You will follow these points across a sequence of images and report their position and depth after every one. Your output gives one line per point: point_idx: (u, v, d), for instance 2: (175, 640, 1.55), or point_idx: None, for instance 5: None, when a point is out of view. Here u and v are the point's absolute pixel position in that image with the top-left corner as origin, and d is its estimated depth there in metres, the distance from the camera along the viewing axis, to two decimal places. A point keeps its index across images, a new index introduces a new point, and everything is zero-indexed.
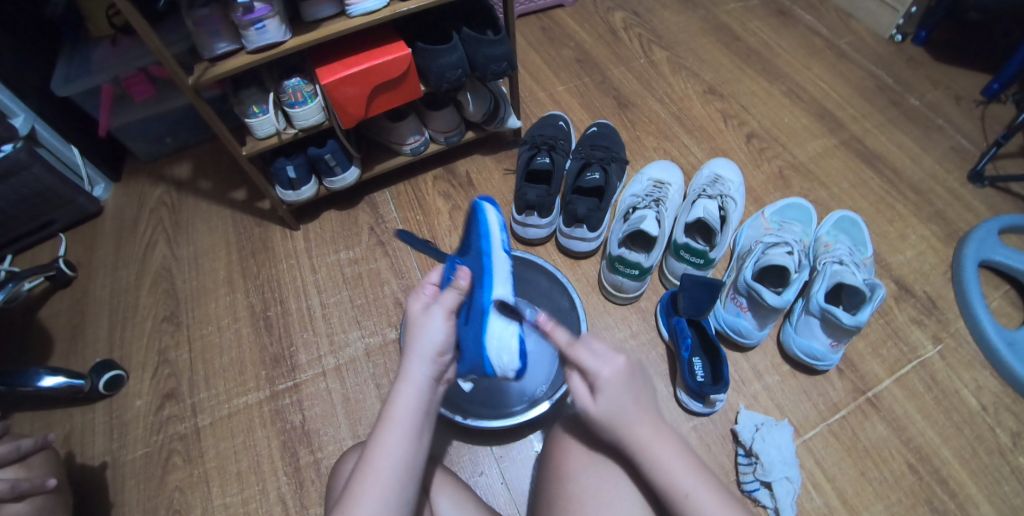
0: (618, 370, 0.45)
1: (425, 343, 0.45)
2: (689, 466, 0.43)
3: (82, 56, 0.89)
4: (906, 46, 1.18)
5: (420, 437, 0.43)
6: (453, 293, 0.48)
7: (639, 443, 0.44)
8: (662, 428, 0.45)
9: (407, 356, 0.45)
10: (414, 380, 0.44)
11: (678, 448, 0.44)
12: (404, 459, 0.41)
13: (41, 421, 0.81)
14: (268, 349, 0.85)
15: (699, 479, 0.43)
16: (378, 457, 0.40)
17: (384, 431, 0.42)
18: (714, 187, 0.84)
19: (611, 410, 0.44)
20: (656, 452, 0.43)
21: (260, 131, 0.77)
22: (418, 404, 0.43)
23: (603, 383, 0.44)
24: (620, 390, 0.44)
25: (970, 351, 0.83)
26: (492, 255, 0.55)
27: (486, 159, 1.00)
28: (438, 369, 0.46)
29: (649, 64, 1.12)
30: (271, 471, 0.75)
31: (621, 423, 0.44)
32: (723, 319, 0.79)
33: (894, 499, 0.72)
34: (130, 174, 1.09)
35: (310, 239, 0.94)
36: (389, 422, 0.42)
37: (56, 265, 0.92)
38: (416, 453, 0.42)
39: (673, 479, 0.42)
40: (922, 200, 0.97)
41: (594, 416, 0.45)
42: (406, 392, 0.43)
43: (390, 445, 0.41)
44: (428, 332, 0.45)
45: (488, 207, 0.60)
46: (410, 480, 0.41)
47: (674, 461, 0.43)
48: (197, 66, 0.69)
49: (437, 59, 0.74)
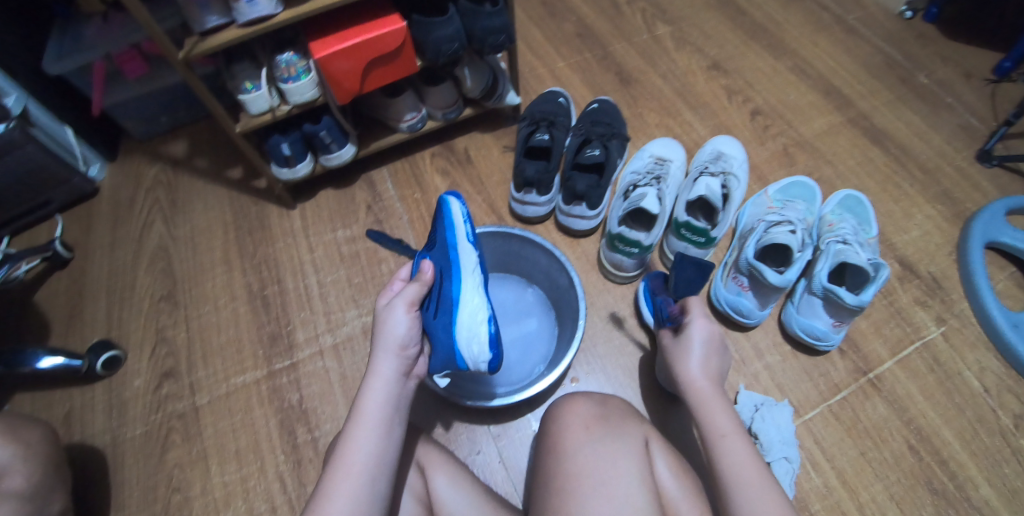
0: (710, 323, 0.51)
1: (390, 334, 0.44)
2: (729, 418, 0.45)
3: (72, 33, 0.87)
4: (916, 22, 1.15)
5: (392, 431, 0.41)
6: (417, 286, 0.48)
7: (696, 389, 0.48)
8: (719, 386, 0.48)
9: (376, 350, 0.44)
10: (382, 373, 0.43)
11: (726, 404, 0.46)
12: (373, 453, 0.39)
13: (40, 400, 0.82)
14: (265, 328, 0.84)
15: (744, 435, 0.44)
16: (347, 452, 0.39)
17: (354, 424, 0.40)
18: (716, 165, 0.83)
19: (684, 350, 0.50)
20: (707, 399, 0.47)
21: (253, 108, 0.75)
22: (388, 397, 0.42)
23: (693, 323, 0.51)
24: (701, 333, 0.50)
25: (974, 332, 0.82)
26: (457, 247, 0.55)
27: (485, 136, 0.98)
28: (405, 363, 0.44)
29: (653, 40, 1.10)
30: (270, 449, 0.75)
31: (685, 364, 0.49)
32: (723, 298, 0.77)
33: (893, 480, 0.72)
34: (126, 154, 1.08)
35: (307, 218, 0.93)
36: (358, 415, 0.41)
37: (52, 245, 0.91)
38: (387, 449, 0.40)
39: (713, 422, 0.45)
40: (929, 179, 0.95)
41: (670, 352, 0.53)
42: (375, 387, 0.42)
43: (360, 440, 0.39)
44: (394, 324, 0.45)
45: (453, 199, 0.59)
46: (381, 476, 0.39)
47: (718, 411, 0.46)
48: (188, 39, 0.67)
49: (433, 32, 0.72)
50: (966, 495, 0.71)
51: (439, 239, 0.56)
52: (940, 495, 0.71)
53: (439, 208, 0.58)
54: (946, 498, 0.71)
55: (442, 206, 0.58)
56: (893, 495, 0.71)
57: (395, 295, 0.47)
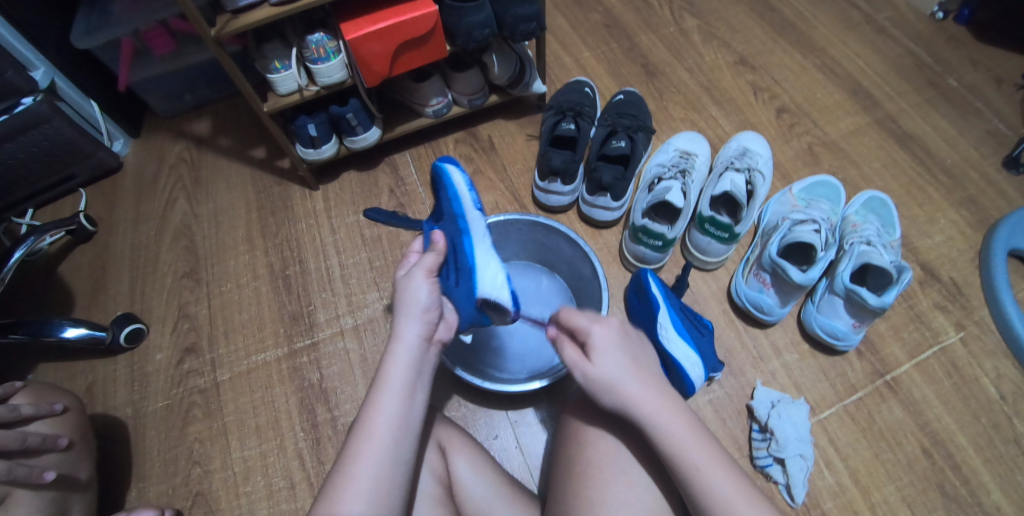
0: (611, 329, 0.45)
1: (412, 300, 0.44)
2: (691, 434, 0.42)
3: (103, 7, 0.87)
4: (948, 24, 1.13)
5: (415, 399, 0.40)
6: (433, 256, 0.47)
7: (643, 410, 0.42)
8: (663, 395, 0.43)
9: (398, 316, 0.43)
10: (405, 340, 0.42)
11: (680, 412, 0.43)
12: (397, 417, 0.39)
13: (64, 371, 0.83)
14: (286, 307, 0.85)
15: (712, 454, 0.41)
16: (372, 419, 0.38)
17: (377, 390, 0.40)
18: (742, 160, 0.83)
19: (608, 371, 0.43)
20: (659, 420, 0.42)
21: (281, 87, 0.75)
22: (411, 363, 0.41)
23: (597, 342, 0.44)
24: (616, 349, 0.44)
25: (993, 339, 0.82)
26: (466, 216, 0.54)
27: (509, 124, 0.98)
28: (429, 327, 0.43)
29: (679, 32, 1.09)
30: (289, 427, 0.77)
31: (620, 386, 0.43)
32: (745, 294, 0.78)
33: (906, 482, 0.72)
34: (149, 130, 1.09)
35: (329, 199, 0.94)
36: (381, 381, 0.40)
37: (77, 219, 0.92)
38: (410, 414, 0.40)
39: (679, 449, 0.41)
40: (954, 184, 0.94)
41: (590, 380, 0.44)
42: (397, 352, 0.41)
43: (382, 405, 0.39)
44: (414, 293, 0.44)
45: (452, 167, 0.57)
46: (405, 440, 0.39)
47: (677, 429, 0.42)
48: (220, 17, 0.68)
49: (465, 17, 0.72)
50: (978, 501, 0.71)
51: (445, 208, 0.56)
52: (952, 499, 0.71)
53: (438, 177, 0.57)
54: (958, 503, 0.71)
55: (442, 175, 0.56)
56: (905, 497, 0.71)
57: (412, 267, 0.47)
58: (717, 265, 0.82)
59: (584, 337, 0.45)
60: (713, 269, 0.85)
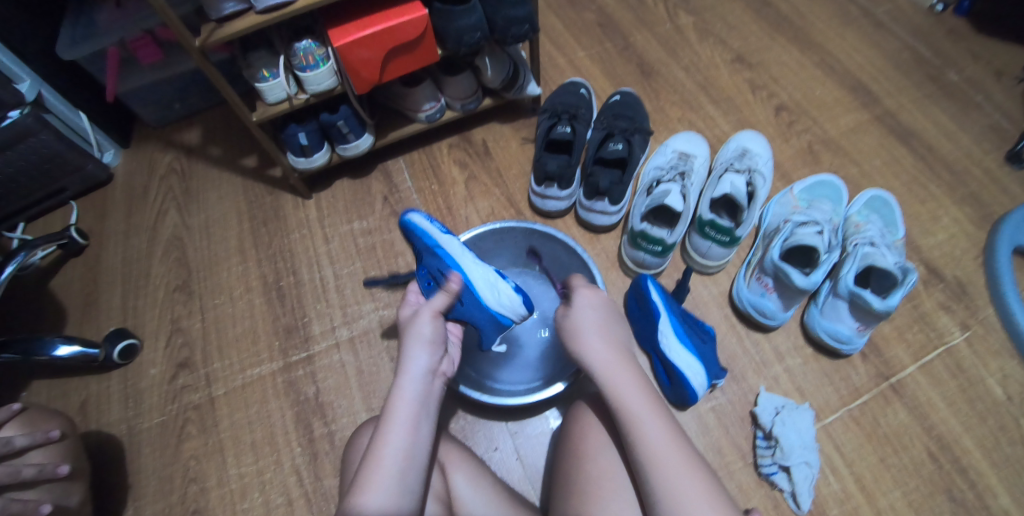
0: (596, 297, 0.52)
1: (420, 334, 0.45)
2: (635, 385, 0.46)
3: (87, 17, 0.86)
4: (946, 16, 1.12)
5: (422, 429, 0.41)
6: (443, 296, 0.49)
7: (596, 359, 0.47)
8: (618, 352, 0.48)
9: (405, 351, 0.44)
10: (412, 373, 0.42)
11: (629, 370, 0.47)
12: (405, 449, 0.39)
13: (57, 389, 0.82)
14: (281, 319, 0.84)
15: (675, 446, 0.43)
16: (380, 449, 0.38)
17: (386, 422, 0.40)
18: (742, 161, 0.81)
19: (577, 324, 0.49)
20: (608, 369, 0.47)
21: (270, 96, 0.74)
22: (417, 396, 0.41)
23: (578, 300, 0.51)
24: (593, 310, 0.51)
25: (999, 338, 0.80)
26: (439, 243, 0.57)
27: (503, 128, 0.96)
28: (435, 358, 0.44)
29: (675, 31, 1.07)
30: (286, 442, 0.75)
31: (583, 336, 0.49)
32: (746, 298, 0.76)
33: (913, 487, 0.71)
34: (139, 141, 1.07)
35: (323, 209, 0.92)
36: (390, 413, 0.40)
37: (67, 233, 0.91)
38: (416, 446, 0.39)
39: (644, 436, 0.43)
40: (956, 181, 0.93)
41: (562, 327, 0.51)
42: (404, 384, 0.42)
43: (390, 435, 0.39)
44: (422, 327, 0.45)
45: (414, 215, 0.61)
46: (413, 469, 0.39)
47: (620, 377, 0.46)
48: (204, 27, 0.66)
49: (455, 21, 0.70)
50: (986, 505, 0.70)
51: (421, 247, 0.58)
52: (960, 503, 0.70)
53: (405, 227, 0.60)
54: (966, 506, 0.70)
55: (408, 225, 0.60)
56: (913, 502, 0.70)
57: (421, 306, 0.48)
58: (717, 269, 0.81)
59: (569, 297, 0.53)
60: (713, 273, 0.83)
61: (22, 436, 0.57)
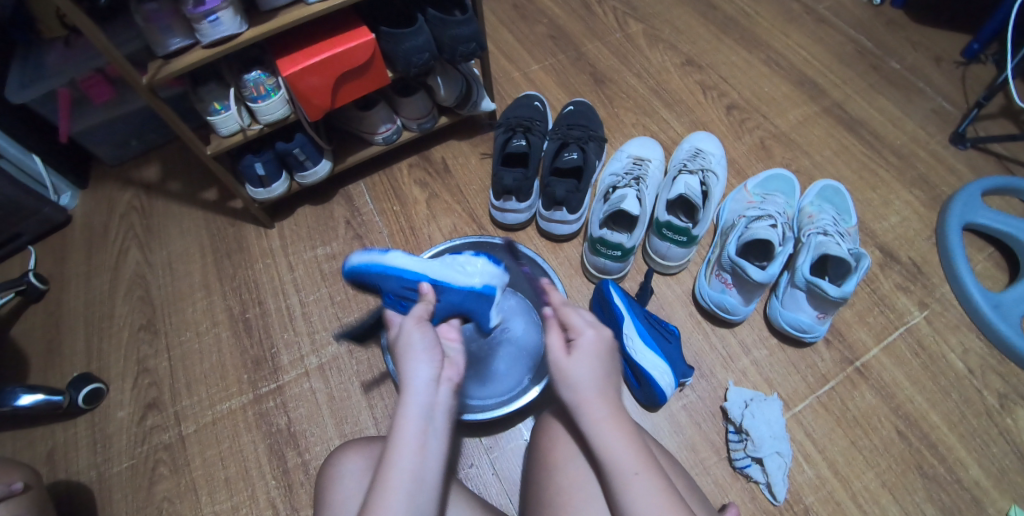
0: (602, 338, 0.44)
1: (417, 348, 0.40)
2: (632, 446, 0.41)
3: (34, 60, 0.85)
4: (884, 8, 1.16)
5: (434, 448, 0.37)
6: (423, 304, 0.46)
7: (593, 416, 0.41)
8: (616, 407, 0.42)
9: (404, 366, 0.40)
10: (416, 384, 0.39)
11: (627, 429, 0.42)
12: (412, 472, 0.36)
13: (22, 439, 0.79)
14: (248, 352, 0.83)
15: (647, 463, 0.41)
16: (388, 472, 0.36)
17: (392, 443, 0.37)
18: (695, 162, 0.84)
19: (577, 373, 0.42)
20: (604, 426, 0.41)
21: (223, 129, 0.74)
22: (426, 410, 0.38)
23: (583, 343, 0.43)
24: (596, 356, 0.43)
25: (956, 314, 0.83)
26: (389, 261, 0.54)
27: (462, 144, 0.98)
28: (439, 366, 0.40)
29: (625, 38, 1.10)
30: (260, 475, 0.74)
31: (581, 388, 0.42)
32: (709, 296, 0.78)
33: (885, 467, 0.72)
34: (97, 180, 1.05)
35: (286, 236, 0.92)
36: (395, 432, 0.37)
37: (26, 279, 0.89)
38: (430, 465, 0.37)
39: (615, 459, 0.40)
40: (905, 164, 0.96)
41: (559, 371, 0.43)
42: (413, 400, 0.38)
43: (399, 457, 0.36)
44: (418, 336, 0.41)
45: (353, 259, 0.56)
46: (427, 492, 0.36)
47: (617, 443, 0.41)
48: (151, 64, 0.65)
49: (403, 43, 0.71)
50: (956, 477, 0.71)
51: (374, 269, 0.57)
52: (931, 479, 0.71)
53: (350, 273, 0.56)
54: (937, 482, 0.71)
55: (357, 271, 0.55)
56: (885, 482, 0.71)
57: (407, 316, 0.44)
58: (679, 269, 0.82)
59: (573, 335, 0.44)
60: (677, 272, 0.85)
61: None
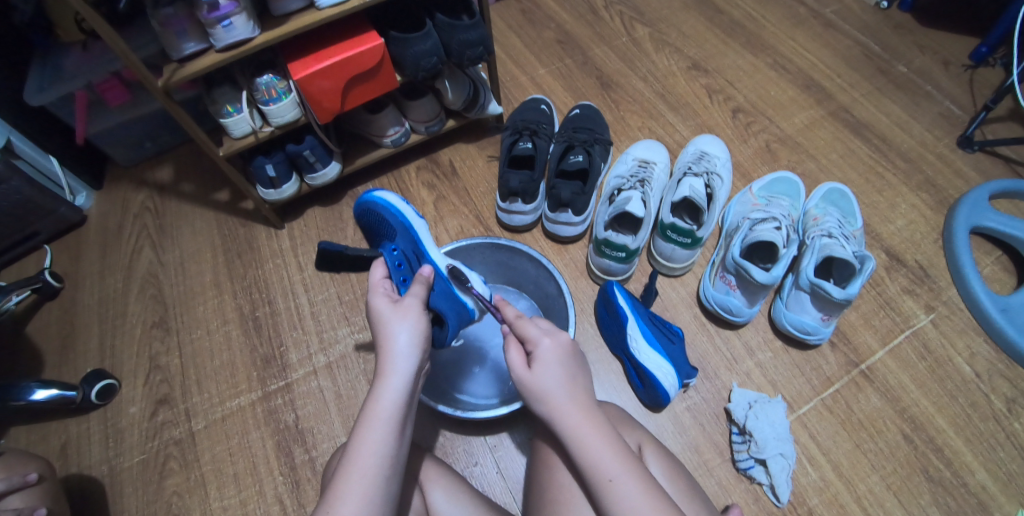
0: (559, 344, 0.46)
1: (406, 333, 0.43)
2: (611, 448, 0.42)
3: (52, 63, 0.87)
4: (892, 12, 1.16)
5: (401, 434, 0.40)
6: (419, 288, 0.50)
7: (567, 423, 0.42)
8: (591, 411, 0.43)
9: (384, 351, 0.43)
10: (399, 370, 0.42)
11: (604, 432, 0.42)
12: (387, 455, 0.38)
13: (36, 433, 0.81)
14: (258, 350, 0.84)
15: (630, 466, 0.41)
16: (357, 452, 0.38)
17: (365, 424, 0.39)
18: (700, 165, 0.84)
19: (545, 383, 0.43)
20: (581, 430, 0.42)
21: (235, 130, 0.75)
22: (403, 397, 0.41)
23: (542, 353, 0.45)
24: (557, 363, 0.44)
25: (963, 318, 0.82)
26: (415, 233, 0.63)
27: (469, 147, 0.99)
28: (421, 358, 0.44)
29: (632, 43, 1.11)
30: (268, 471, 0.75)
31: (551, 397, 0.43)
32: (713, 298, 0.78)
33: (890, 470, 0.72)
34: (112, 181, 1.08)
35: (296, 237, 0.93)
36: (369, 413, 0.40)
37: (42, 277, 0.91)
38: (399, 450, 0.39)
39: (596, 463, 0.41)
40: (911, 168, 0.96)
41: (525, 386, 0.44)
42: (392, 384, 0.41)
43: (372, 441, 0.38)
44: (410, 319, 0.44)
45: (381, 193, 0.67)
46: (393, 478, 0.38)
47: (596, 445, 0.41)
48: (167, 67, 0.67)
49: (411, 47, 0.73)
50: (962, 481, 0.71)
51: (394, 226, 0.63)
52: (936, 483, 0.71)
53: (366, 202, 0.66)
54: (943, 485, 0.71)
55: (373, 199, 0.65)
56: (890, 486, 0.71)
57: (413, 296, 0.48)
58: (684, 271, 0.83)
59: (531, 348, 0.46)
60: (681, 274, 0.86)
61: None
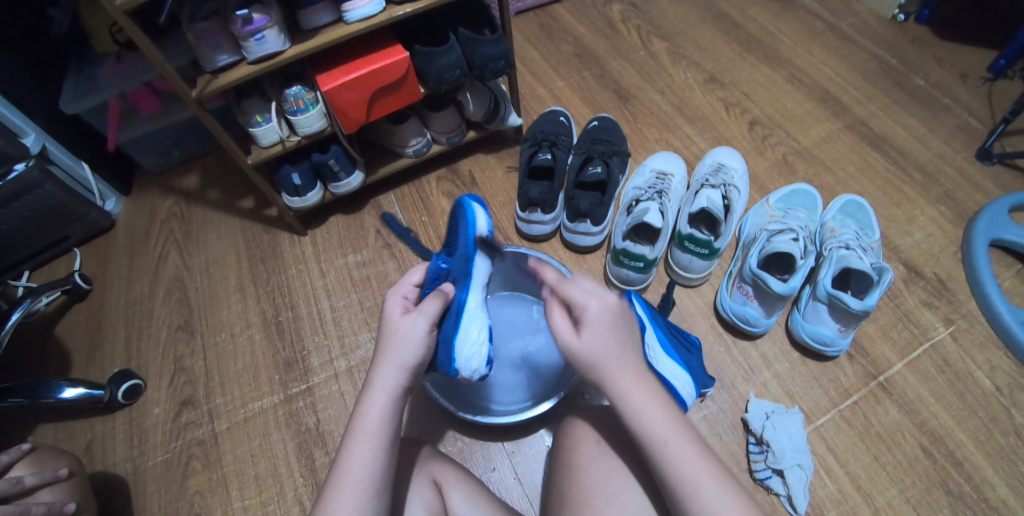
0: (606, 307, 0.43)
1: (399, 355, 0.44)
2: (662, 413, 0.43)
3: (88, 73, 0.91)
4: (909, 25, 1.17)
5: (390, 446, 0.43)
6: (434, 301, 0.47)
7: (618, 388, 0.43)
8: (639, 372, 0.44)
9: (379, 364, 0.44)
10: (384, 388, 0.43)
11: (654, 396, 0.43)
12: (375, 469, 0.41)
13: (63, 431, 0.83)
14: (280, 354, 0.86)
15: (678, 428, 0.43)
16: (348, 463, 0.41)
17: (354, 437, 0.42)
18: (717, 176, 0.85)
19: (594, 350, 0.42)
20: (633, 396, 0.42)
21: (264, 140, 0.77)
22: (389, 415, 0.43)
23: (591, 318, 0.42)
24: (607, 327, 0.42)
25: (983, 331, 0.82)
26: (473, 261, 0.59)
27: (488, 157, 1.01)
28: (409, 377, 0.45)
29: (649, 56, 1.12)
30: (288, 473, 0.77)
31: (601, 364, 0.42)
32: (730, 308, 0.79)
33: (909, 484, 0.72)
34: (140, 187, 1.11)
35: (318, 243, 0.96)
36: (359, 428, 0.43)
37: (72, 279, 0.94)
38: (385, 464, 0.42)
39: (650, 427, 0.42)
40: (930, 181, 0.96)
41: (575, 353, 0.43)
42: (377, 401, 0.43)
43: (362, 455, 0.41)
44: (408, 342, 0.45)
45: (477, 207, 0.65)
46: (381, 489, 0.41)
47: (646, 409, 0.42)
48: (201, 78, 0.70)
49: (436, 60, 0.75)
50: (983, 497, 0.71)
51: (462, 246, 0.59)
52: (957, 497, 0.71)
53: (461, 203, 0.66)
54: (964, 500, 0.70)
55: (467, 208, 0.64)
56: (910, 500, 0.71)
57: (420, 312, 0.46)
58: (701, 281, 0.84)
59: (577, 312, 0.43)
60: (698, 285, 0.86)
61: (32, 475, 0.60)
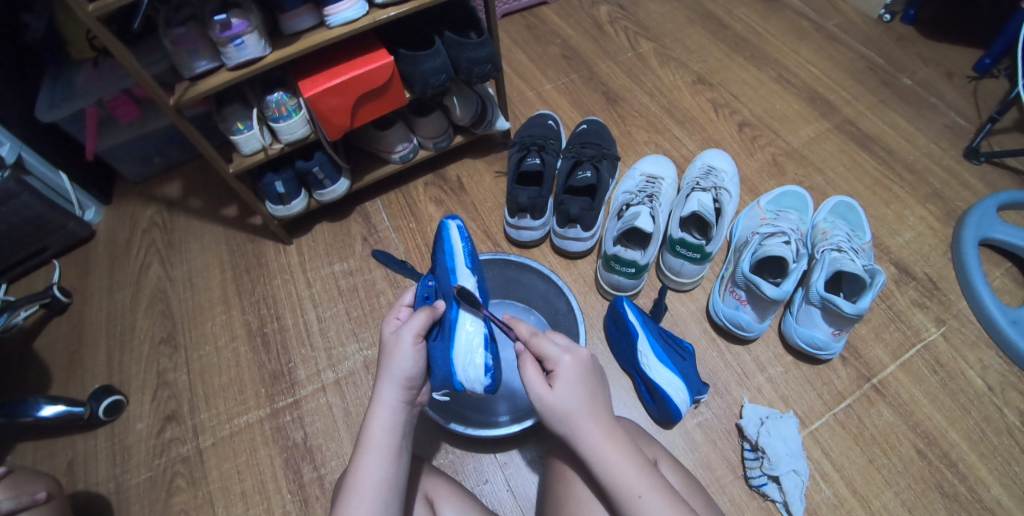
0: (579, 360, 0.44)
1: (396, 367, 0.45)
2: (634, 466, 0.43)
3: (64, 81, 0.88)
4: (895, 25, 1.17)
5: (398, 459, 0.43)
6: (422, 314, 0.46)
7: (589, 442, 0.42)
8: (611, 428, 0.44)
9: (380, 379, 0.45)
10: (387, 403, 0.44)
11: (625, 449, 0.43)
12: (385, 481, 0.42)
13: (43, 450, 0.81)
14: (266, 366, 0.84)
15: (651, 480, 0.42)
16: (359, 480, 0.41)
17: (363, 452, 0.43)
18: (707, 179, 0.84)
19: (565, 404, 0.42)
20: (603, 450, 0.42)
21: (245, 147, 0.75)
22: (394, 425, 0.44)
23: (562, 371, 0.43)
24: (579, 381, 0.43)
25: (974, 331, 0.82)
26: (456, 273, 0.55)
27: (476, 162, 0.99)
28: (409, 392, 0.45)
29: (637, 57, 1.11)
30: (276, 489, 0.75)
31: (572, 418, 0.42)
32: (723, 312, 0.78)
33: (904, 486, 0.71)
34: (120, 197, 1.08)
35: (304, 252, 0.94)
36: (367, 443, 0.43)
37: (50, 292, 0.91)
38: (396, 475, 0.43)
39: (621, 482, 0.42)
40: (919, 180, 0.96)
41: (545, 409, 0.43)
42: (381, 415, 0.44)
43: (370, 467, 0.42)
44: (401, 358, 0.45)
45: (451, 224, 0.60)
46: (393, 499, 0.42)
47: (619, 464, 0.42)
48: (178, 85, 0.68)
49: (420, 65, 0.73)
50: (977, 498, 0.70)
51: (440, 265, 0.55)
52: (952, 499, 0.70)
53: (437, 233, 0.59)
54: (959, 502, 0.70)
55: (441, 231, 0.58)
56: (905, 503, 0.70)
57: (404, 328, 0.45)
58: (693, 286, 0.83)
59: (550, 366, 0.44)
60: (689, 289, 0.86)
61: (8, 499, 0.58)
